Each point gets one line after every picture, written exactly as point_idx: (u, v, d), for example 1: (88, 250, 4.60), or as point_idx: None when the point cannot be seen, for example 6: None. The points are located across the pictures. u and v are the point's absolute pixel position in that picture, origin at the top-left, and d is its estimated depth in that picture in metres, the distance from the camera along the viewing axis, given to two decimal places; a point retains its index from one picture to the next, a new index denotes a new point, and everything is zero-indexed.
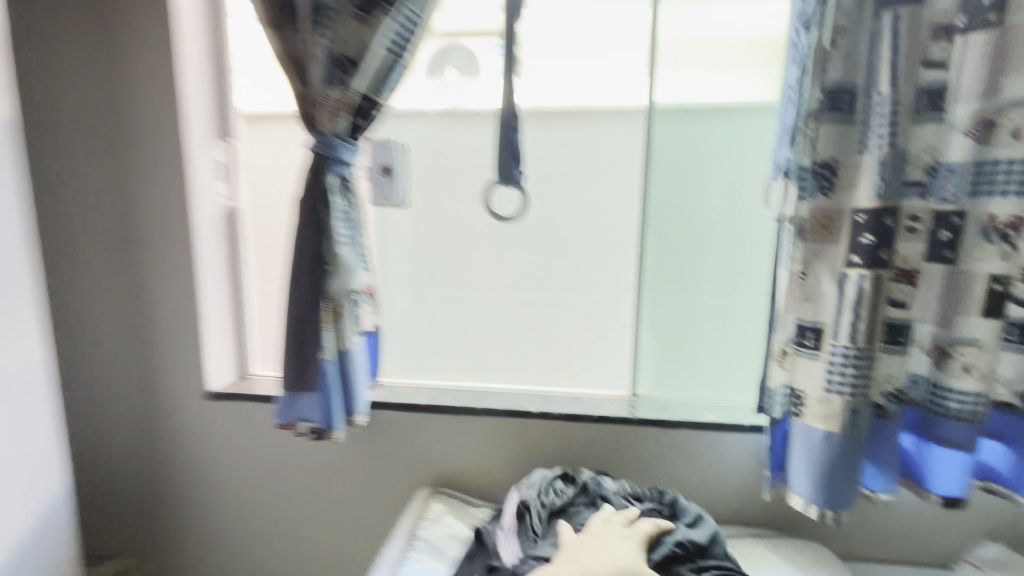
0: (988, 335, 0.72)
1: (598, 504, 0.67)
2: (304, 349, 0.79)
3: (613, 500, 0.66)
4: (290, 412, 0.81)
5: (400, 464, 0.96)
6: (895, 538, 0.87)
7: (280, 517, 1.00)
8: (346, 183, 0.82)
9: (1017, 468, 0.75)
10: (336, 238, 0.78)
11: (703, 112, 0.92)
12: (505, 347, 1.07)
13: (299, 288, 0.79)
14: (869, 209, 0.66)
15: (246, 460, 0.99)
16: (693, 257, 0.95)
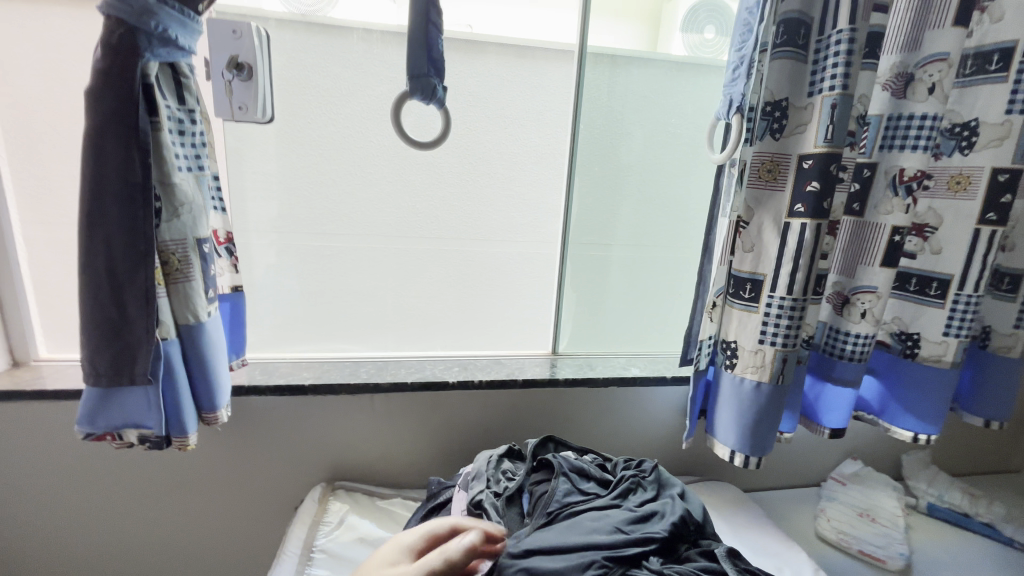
0: (883, 283, 0.76)
1: (564, 484, 0.60)
2: (124, 327, 0.52)
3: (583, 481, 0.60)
4: (102, 415, 0.54)
5: (282, 461, 0.75)
6: (781, 465, 0.96)
7: (105, 547, 0.74)
8: (178, 77, 0.55)
9: (880, 396, 0.86)
10: (170, 160, 0.53)
11: (636, 50, 0.83)
12: (409, 308, 0.90)
13: (108, 232, 0.50)
14: (816, 155, 0.62)
15: (39, 479, 0.69)
16: (618, 207, 0.90)
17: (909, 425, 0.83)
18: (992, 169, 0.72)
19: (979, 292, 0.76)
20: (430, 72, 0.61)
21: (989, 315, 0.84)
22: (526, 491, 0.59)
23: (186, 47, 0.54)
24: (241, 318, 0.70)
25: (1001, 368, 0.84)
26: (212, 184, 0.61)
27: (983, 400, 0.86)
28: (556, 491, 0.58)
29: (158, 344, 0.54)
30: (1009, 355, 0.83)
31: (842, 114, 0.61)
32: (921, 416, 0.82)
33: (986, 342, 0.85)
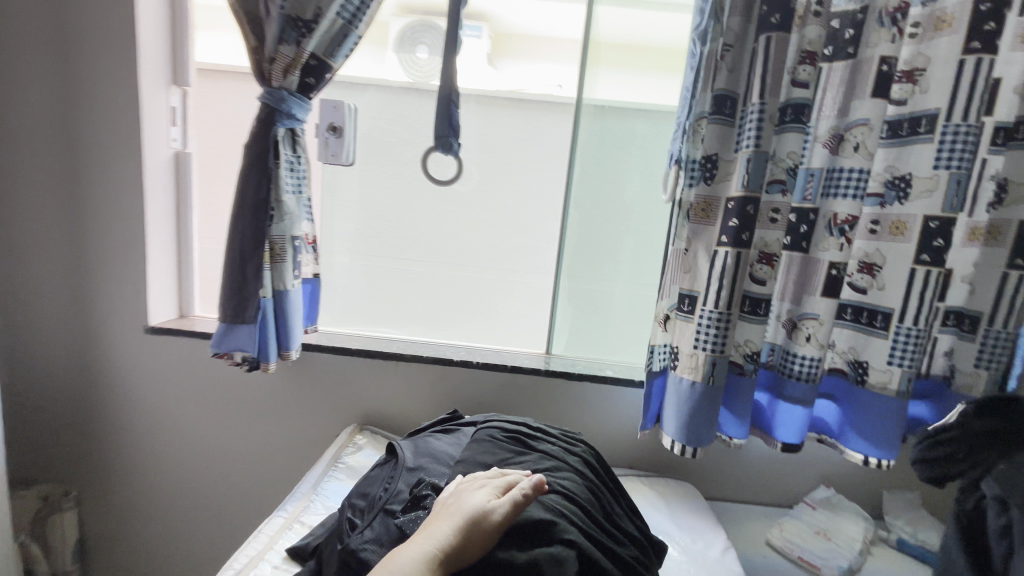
0: (824, 311, 0.87)
1: (492, 437, 0.71)
2: (243, 285, 0.82)
3: (509, 438, 0.71)
4: (225, 341, 0.84)
5: (332, 404, 1.04)
6: (752, 482, 1.03)
7: (211, 449, 1.07)
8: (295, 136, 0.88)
9: (839, 420, 0.94)
10: (282, 186, 0.85)
11: (622, 110, 1.05)
12: (441, 305, 1.18)
13: (242, 227, 0.82)
14: (737, 197, 0.78)
15: (181, 393, 1.04)
16: (607, 242, 1.09)
17: (860, 448, 0.89)
18: (924, 217, 0.82)
19: (919, 326, 0.84)
20: (450, 134, 0.89)
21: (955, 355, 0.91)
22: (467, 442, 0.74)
23: (300, 118, 0.85)
24: (317, 296, 1.00)
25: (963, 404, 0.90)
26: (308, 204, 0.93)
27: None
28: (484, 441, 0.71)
29: (260, 300, 0.84)
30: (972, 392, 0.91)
31: (754, 167, 0.77)
32: (872, 439, 0.88)
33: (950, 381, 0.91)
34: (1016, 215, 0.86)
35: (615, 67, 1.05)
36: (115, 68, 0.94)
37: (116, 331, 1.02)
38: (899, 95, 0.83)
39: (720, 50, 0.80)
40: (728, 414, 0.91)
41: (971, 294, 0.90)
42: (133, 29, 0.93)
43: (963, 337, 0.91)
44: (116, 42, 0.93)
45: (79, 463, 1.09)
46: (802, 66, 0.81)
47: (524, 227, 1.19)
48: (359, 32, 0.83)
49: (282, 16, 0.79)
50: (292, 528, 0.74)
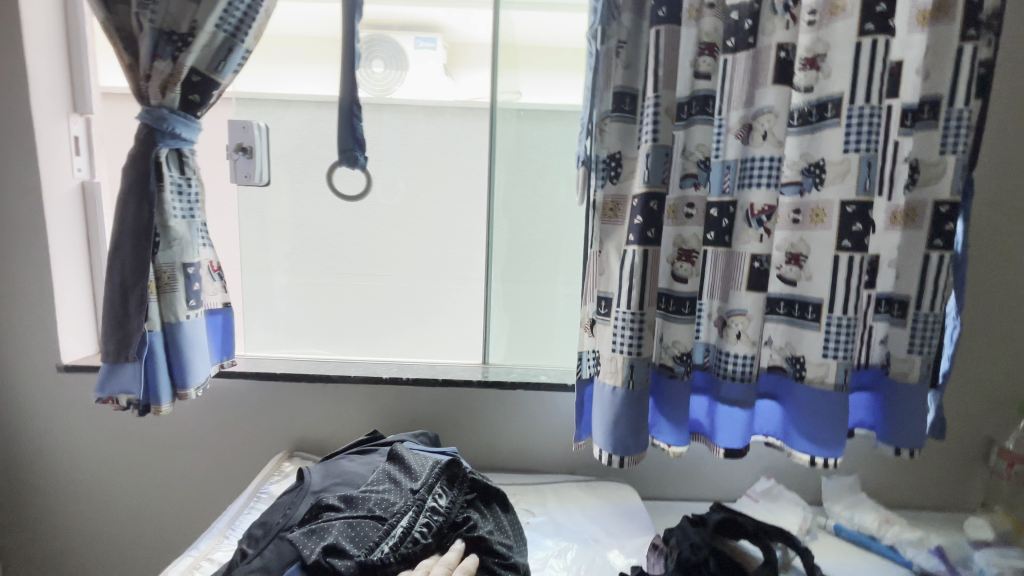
0: (751, 306, 0.85)
1: (415, 467, 0.70)
2: (125, 319, 0.79)
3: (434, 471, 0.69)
4: (108, 385, 0.81)
5: (263, 431, 1.01)
6: (692, 478, 1.03)
7: (138, 488, 1.02)
8: (182, 157, 0.85)
9: (780, 423, 0.93)
10: (168, 211, 0.82)
11: (539, 112, 1.04)
12: (374, 323, 1.15)
13: (121, 258, 0.79)
14: (640, 194, 0.77)
15: (101, 431, 1.00)
16: (536, 247, 1.07)
17: (805, 449, 0.86)
18: (841, 202, 0.81)
19: (848, 314, 0.83)
20: (355, 147, 0.87)
21: (891, 342, 0.91)
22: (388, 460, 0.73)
23: (187, 138, 0.83)
24: (231, 327, 0.96)
25: (901, 394, 0.89)
26: (202, 227, 0.90)
27: (892, 428, 0.89)
28: (407, 473, 0.70)
29: (145, 334, 0.80)
30: (907, 380, 0.88)
31: (654, 163, 0.76)
32: (816, 439, 0.85)
33: (887, 369, 0.91)
34: (934, 194, 0.85)
35: (531, 69, 1.04)
36: (6, 101, 0.90)
37: (27, 371, 0.98)
38: (804, 82, 0.83)
39: (615, 48, 0.80)
40: (664, 420, 0.89)
41: (898, 278, 0.89)
42: (22, 58, 0.89)
43: (894, 322, 0.90)
44: (5, 73, 0.90)
45: None
46: (702, 57, 0.80)
47: (457, 238, 1.17)
48: (245, 48, 0.82)
49: (153, 31, 0.77)
50: (200, 566, 0.70)
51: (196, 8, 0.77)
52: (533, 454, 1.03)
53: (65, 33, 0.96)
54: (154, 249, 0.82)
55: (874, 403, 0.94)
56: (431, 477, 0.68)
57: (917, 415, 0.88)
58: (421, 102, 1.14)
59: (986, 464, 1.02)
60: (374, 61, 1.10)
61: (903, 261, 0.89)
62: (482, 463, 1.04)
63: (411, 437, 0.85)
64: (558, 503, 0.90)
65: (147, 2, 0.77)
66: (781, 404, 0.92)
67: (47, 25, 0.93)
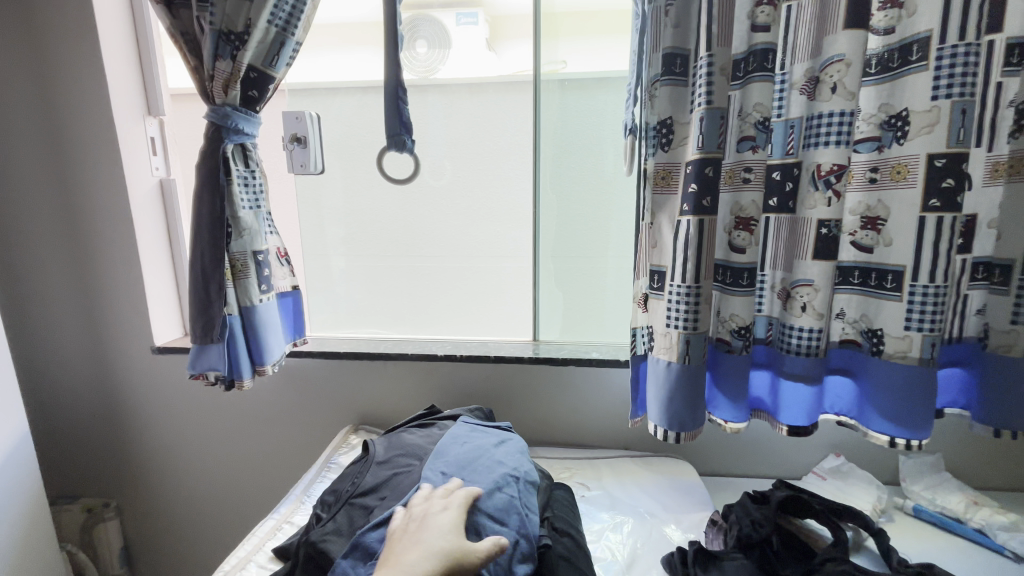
0: (818, 276, 0.80)
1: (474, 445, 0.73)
2: (209, 304, 0.87)
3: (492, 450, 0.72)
4: (199, 363, 0.89)
5: (332, 406, 1.07)
6: (754, 455, 1.00)
7: (226, 457, 1.13)
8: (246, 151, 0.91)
9: (854, 401, 0.87)
10: (237, 203, 0.89)
11: (585, 83, 1.00)
12: (427, 303, 1.18)
13: (201, 246, 0.87)
14: (694, 160, 0.74)
15: (192, 406, 1.10)
16: (585, 222, 1.05)
17: (882, 429, 0.81)
18: (928, 156, 0.74)
19: (936, 284, 0.75)
20: (403, 131, 0.88)
21: (990, 313, 0.83)
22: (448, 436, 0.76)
23: (250, 132, 0.89)
24: (300, 309, 1.04)
25: (1001, 370, 0.81)
26: (267, 218, 0.97)
27: (989, 411, 0.83)
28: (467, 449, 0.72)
29: (225, 317, 0.88)
30: (1010, 355, 0.80)
31: (708, 127, 0.72)
32: (896, 420, 0.80)
33: (985, 342, 0.84)
34: None
35: (575, 37, 1.00)
36: (91, 108, 0.99)
37: (129, 353, 1.09)
38: (885, 23, 0.75)
39: (665, 7, 0.75)
40: (722, 397, 0.87)
41: (999, 240, 0.82)
42: (101, 67, 0.97)
43: (995, 290, 0.83)
44: (88, 82, 0.97)
45: (116, 476, 1.18)
46: (760, 8, 0.74)
47: (505, 216, 1.17)
48: (296, 40, 0.86)
49: (214, 33, 0.81)
50: (281, 528, 0.77)
51: (249, 5, 0.80)
52: (586, 428, 1.03)
53: (136, 40, 1.03)
54: (227, 239, 0.89)
55: (965, 381, 0.87)
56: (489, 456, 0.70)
57: (1020, 393, 0.80)
58: (463, 80, 1.12)
59: None
60: (416, 42, 1.11)
61: (1007, 221, 0.80)
62: (536, 437, 1.05)
63: (466, 412, 0.88)
64: (614, 478, 0.90)
65: (208, 5, 0.81)
66: (855, 381, 0.86)
67: (120, 34, 1.00)
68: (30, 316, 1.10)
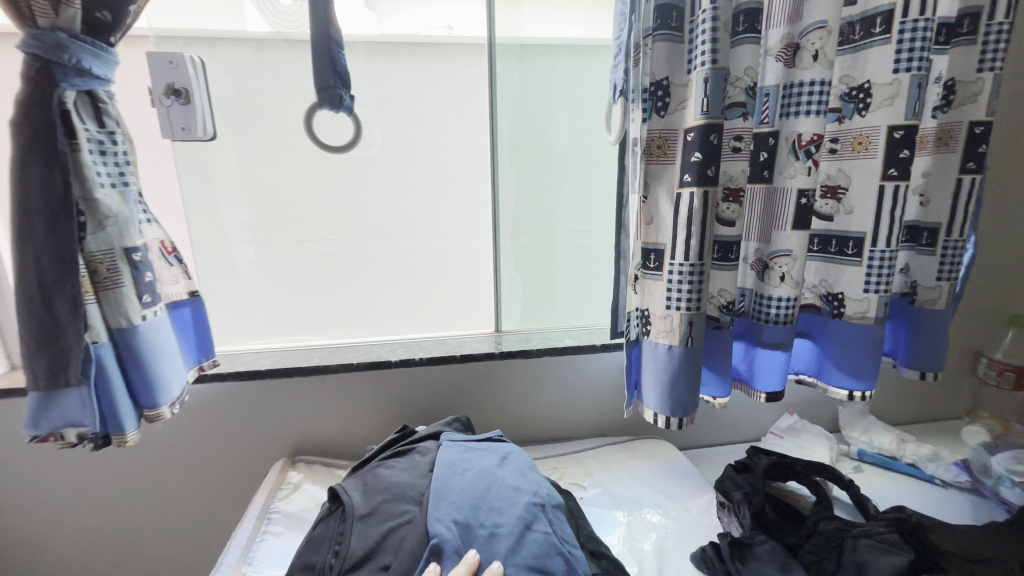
0: (797, 246, 0.78)
1: (482, 471, 0.61)
2: (57, 333, 0.60)
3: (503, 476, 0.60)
4: (45, 419, 0.62)
5: (254, 439, 0.85)
6: (720, 424, 1.02)
7: (102, 523, 0.85)
8: (97, 103, 0.63)
9: (813, 361, 0.87)
10: (92, 177, 0.61)
11: (546, 48, 0.88)
12: (362, 299, 0.98)
13: (33, 247, 0.58)
14: (697, 128, 0.67)
15: (38, 466, 0.79)
16: (547, 197, 0.95)
17: (843, 384, 0.82)
18: (889, 127, 0.74)
19: (892, 247, 0.77)
20: (337, 83, 0.68)
21: (914, 270, 0.90)
22: (443, 463, 0.62)
23: (100, 75, 0.62)
24: (203, 320, 0.79)
25: (930, 323, 0.89)
26: (139, 199, 0.70)
27: (916, 354, 0.91)
28: (469, 476, 0.60)
29: (88, 348, 0.62)
30: (935, 307, 0.89)
31: (713, 89, 0.65)
32: (855, 373, 0.81)
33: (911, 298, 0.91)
34: (968, 116, 0.83)
35: None
36: None
37: None
38: None
39: None
40: (707, 372, 0.84)
41: (926, 206, 0.88)
42: None
43: (922, 252, 0.89)
44: None
45: None
46: None
47: (449, 192, 1.01)
48: None
49: None
50: None
51: None
52: (562, 421, 0.96)
53: None
54: (79, 231, 0.61)
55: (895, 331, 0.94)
56: (504, 484, 0.59)
57: (941, 337, 0.90)
58: (393, 36, 0.91)
59: (973, 375, 1.10)
60: None
61: (934, 187, 0.87)
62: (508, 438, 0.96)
63: (444, 426, 0.75)
64: (604, 472, 0.85)
65: None
66: (815, 343, 0.86)
67: None
68: None
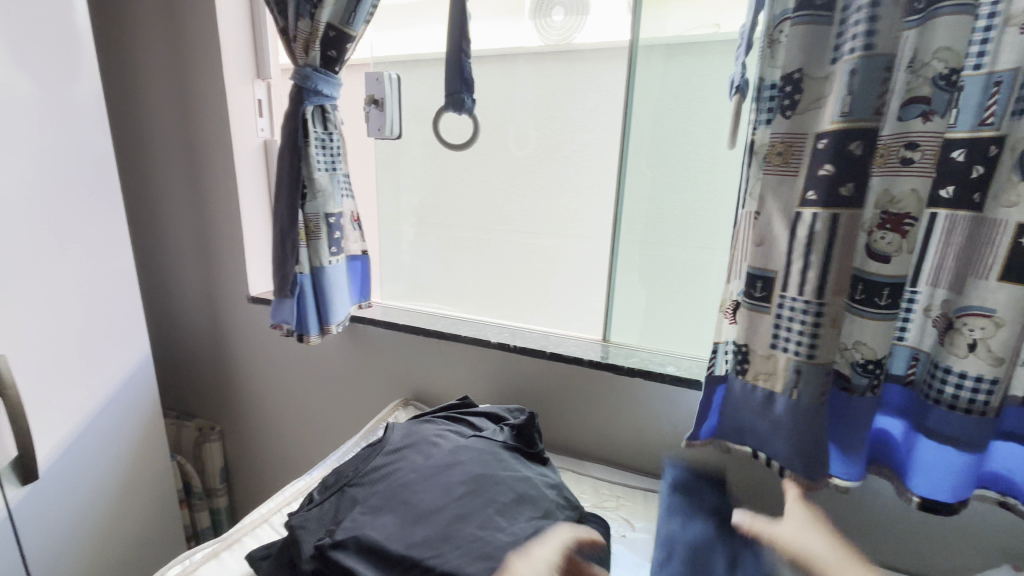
0: (1005, 306, 0.54)
1: (498, 452, 0.66)
2: (285, 262, 0.89)
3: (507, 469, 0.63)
4: (276, 314, 0.93)
5: (388, 376, 1.07)
6: (873, 535, 0.75)
7: (302, 405, 1.21)
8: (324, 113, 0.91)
9: None
10: (313, 164, 0.89)
11: (697, 45, 0.81)
12: (489, 283, 1.11)
13: (279, 208, 0.89)
14: (831, 132, 0.54)
15: (276, 353, 1.19)
16: (681, 205, 0.87)
17: None
18: None
19: None
20: (462, 88, 0.79)
21: None
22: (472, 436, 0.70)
23: (329, 95, 0.89)
24: (369, 273, 1.05)
25: None
26: (343, 180, 0.97)
27: None
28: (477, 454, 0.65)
29: (298, 275, 0.90)
30: None
31: (862, 82, 0.52)
32: None
33: None
34: None
35: None
36: (209, 72, 1.07)
37: (232, 299, 1.21)
38: None
39: None
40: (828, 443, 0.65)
41: None
42: (217, 33, 1.03)
43: None
44: (209, 47, 1.05)
45: (222, 404, 1.34)
46: None
47: (586, 194, 1.02)
48: None
49: None
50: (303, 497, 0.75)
51: None
52: (651, 452, 0.87)
53: (250, 8, 1.09)
54: (303, 200, 0.89)
55: None
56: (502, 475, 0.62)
57: None
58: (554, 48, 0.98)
59: None
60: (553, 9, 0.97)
61: None
62: (588, 452, 0.93)
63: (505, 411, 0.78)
64: None
65: None
66: None
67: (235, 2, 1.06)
68: (164, 257, 1.26)
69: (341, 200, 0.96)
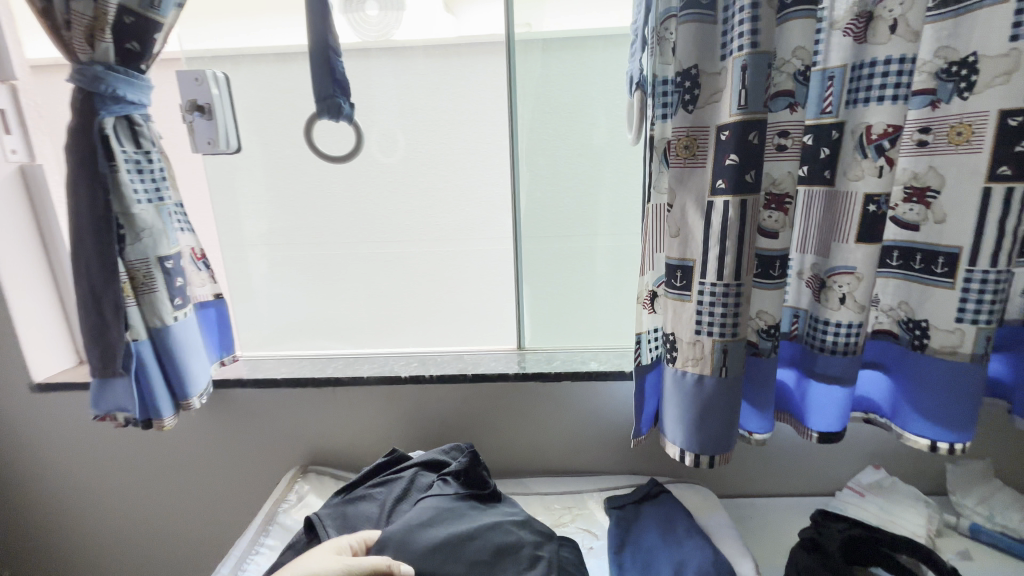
0: (863, 263, 0.64)
1: (456, 505, 0.58)
2: (105, 328, 0.66)
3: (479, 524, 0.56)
4: (104, 401, 0.70)
5: (271, 443, 0.87)
6: (776, 471, 0.87)
7: (147, 507, 0.92)
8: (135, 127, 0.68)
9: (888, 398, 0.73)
10: (128, 195, 0.66)
11: (572, 42, 0.81)
12: (379, 308, 0.98)
13: (84, 259, 0.65)
14: (732, 124, 0.56)
15: (94, 451, 0.88)
16: (575, 203, 0.88)
17: (920, 431, 0.68)
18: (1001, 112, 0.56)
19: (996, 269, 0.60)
20: (337, 92, 0.68)
21: None
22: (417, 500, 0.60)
23: (136, 101, 0.67)
24: (228, 320, 0.84)
25: None
26: (176, 211, 0.74)
27: None
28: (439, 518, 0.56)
29: (128, 344, 0.67)
30: None
31: (754, 77, 0.54)
32: (937, 419, 0.67)
33: None
34: None
35: None
36: None
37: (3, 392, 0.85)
38: None
39: None
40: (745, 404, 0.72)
41: None
42: None
43: None
44: None
45: (9, 538, 0.95)
46: None
47: (472, 199, 0.96)
48: None
49: None
50: None
51: None
52: (586, 450, 0.87)
53: None
54: (120, 243, 0.66)
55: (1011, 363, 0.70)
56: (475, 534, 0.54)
57: None
58: (417, 43, 0.89)
59: None
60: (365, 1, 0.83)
61: None
62: (523, 466, 0.89)
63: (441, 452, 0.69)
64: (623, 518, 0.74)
65: None
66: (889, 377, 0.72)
67: None
68: None
69: (176, 236, 0.73)
